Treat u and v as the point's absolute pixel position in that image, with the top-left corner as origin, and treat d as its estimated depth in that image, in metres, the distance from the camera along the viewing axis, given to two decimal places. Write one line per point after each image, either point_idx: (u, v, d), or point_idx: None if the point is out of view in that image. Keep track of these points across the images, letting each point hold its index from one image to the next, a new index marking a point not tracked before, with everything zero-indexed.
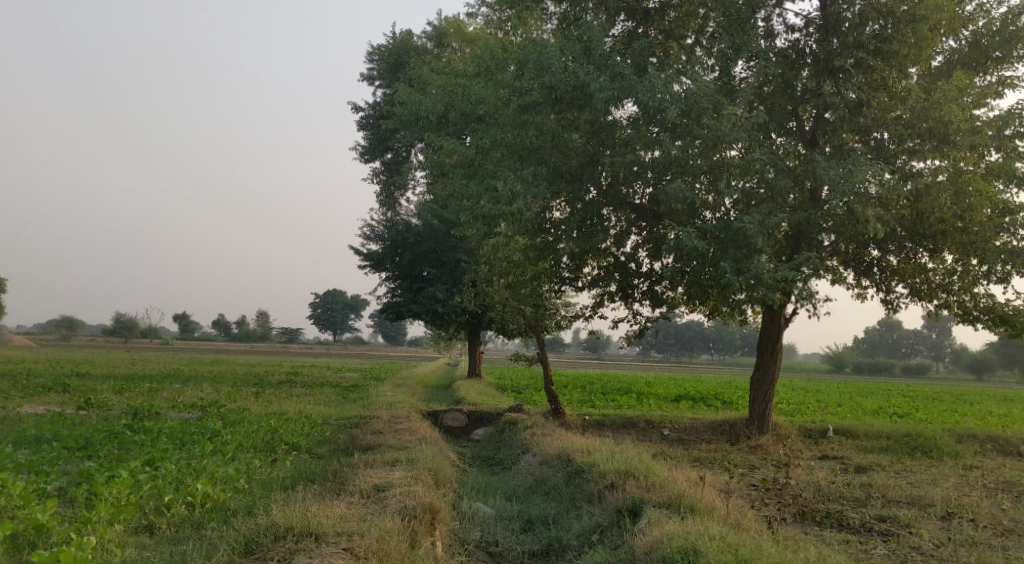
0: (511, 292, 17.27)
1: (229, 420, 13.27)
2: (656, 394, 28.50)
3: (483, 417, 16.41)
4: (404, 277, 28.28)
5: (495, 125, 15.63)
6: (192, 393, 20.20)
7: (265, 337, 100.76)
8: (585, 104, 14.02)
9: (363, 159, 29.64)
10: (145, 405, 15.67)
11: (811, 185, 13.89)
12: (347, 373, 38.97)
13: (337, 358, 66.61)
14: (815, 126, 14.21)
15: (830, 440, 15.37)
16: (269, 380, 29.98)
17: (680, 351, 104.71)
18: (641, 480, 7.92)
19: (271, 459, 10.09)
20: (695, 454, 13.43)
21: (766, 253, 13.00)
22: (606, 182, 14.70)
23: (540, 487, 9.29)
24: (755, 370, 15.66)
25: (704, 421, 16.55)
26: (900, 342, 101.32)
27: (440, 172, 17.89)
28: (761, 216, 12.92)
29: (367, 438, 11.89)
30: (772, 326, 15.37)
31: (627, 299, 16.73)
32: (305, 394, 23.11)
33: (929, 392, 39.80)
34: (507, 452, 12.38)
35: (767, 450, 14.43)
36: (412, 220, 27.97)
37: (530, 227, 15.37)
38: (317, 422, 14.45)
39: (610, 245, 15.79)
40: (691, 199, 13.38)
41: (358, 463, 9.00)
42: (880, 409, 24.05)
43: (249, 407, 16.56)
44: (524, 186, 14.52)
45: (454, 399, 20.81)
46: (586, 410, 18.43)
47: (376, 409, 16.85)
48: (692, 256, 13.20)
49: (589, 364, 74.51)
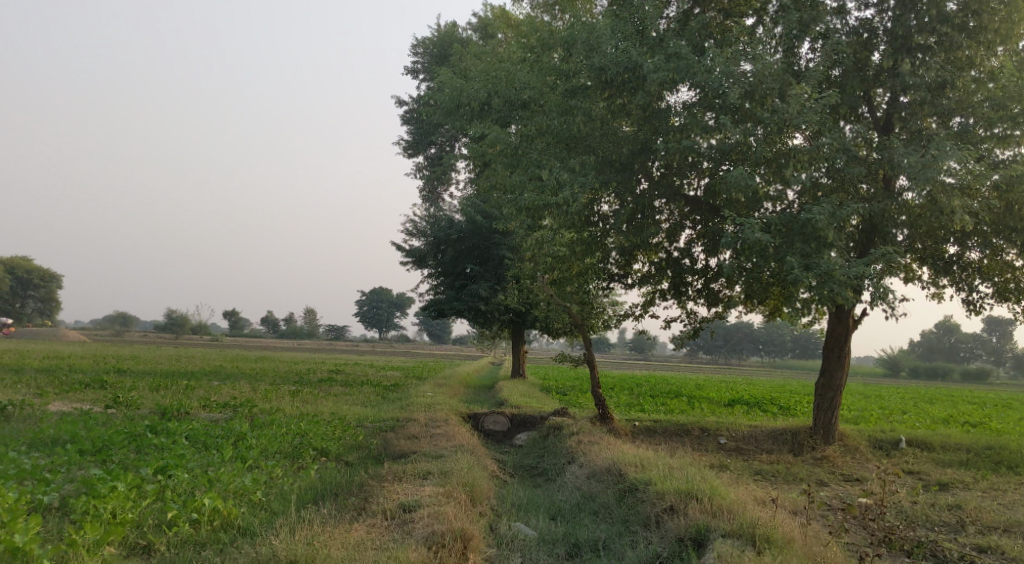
0: (556, 289, 16.35)
1: (258, 422, 12.63)
2: (707, 397, 27.24)
3: (526, 422, 15.53)
4: (446, 274, 27.54)
5: (541, 112, 14.75)
6: (228, 392, 19.70)
7: (312, 334, 101.39)
8: (638, 87, 13.05)
9: (406, 154, 29.03)
10: (176, 404, 15.16)
11: (887, 174, 12.70)
12: (389, 372, 38.44)
13: (380, 355, 66.36)
14: (890, 110, 12.96)
15: (904, 453, 14.08)
16: (309, 379, 29.53)
17: (728, 352, 102.38)
18: (706, 503, 6.97)
19: (296, 467, 9.37)
20: (755, 466, 12.31)
21: (836, 247, 11.85)
22: (658, 171, 13.86)
23: (588, 504, 8.39)
24: (820, 376, 14.52)
25: (764, 430, 15.39)
26: (959, 346, 97.53)
27: (482, 164, 17.09)
28: (832, 207, 11.79)
29: (401, 444, 11.09)
30: (839, 328, 14.23)
31: (680, 297, 15.73)
32: (343, 393, 22.49)
33: (996, 401, 37.59)
34: (551, 462, 11.46)
35: (834, 462, 13.23)
36: (455, 216, 27.21)
37: (577, 220, 14.47)
38: (351, 424, 13.74)
39: (662, 240, 14.82)
40: (753, 189, 12.31)
41: (386, 474, 8.20)
42: (949, 418, 22.48)
43: (283, 407, 15.97)
44: (571, 176, 13.62)
45: (496, 401, 19.96)
46: (635, 415, 17.39)
47: (413, 410, 16.09)
48: (754, 251, 12.14)
49: (635, 365, 73.07)
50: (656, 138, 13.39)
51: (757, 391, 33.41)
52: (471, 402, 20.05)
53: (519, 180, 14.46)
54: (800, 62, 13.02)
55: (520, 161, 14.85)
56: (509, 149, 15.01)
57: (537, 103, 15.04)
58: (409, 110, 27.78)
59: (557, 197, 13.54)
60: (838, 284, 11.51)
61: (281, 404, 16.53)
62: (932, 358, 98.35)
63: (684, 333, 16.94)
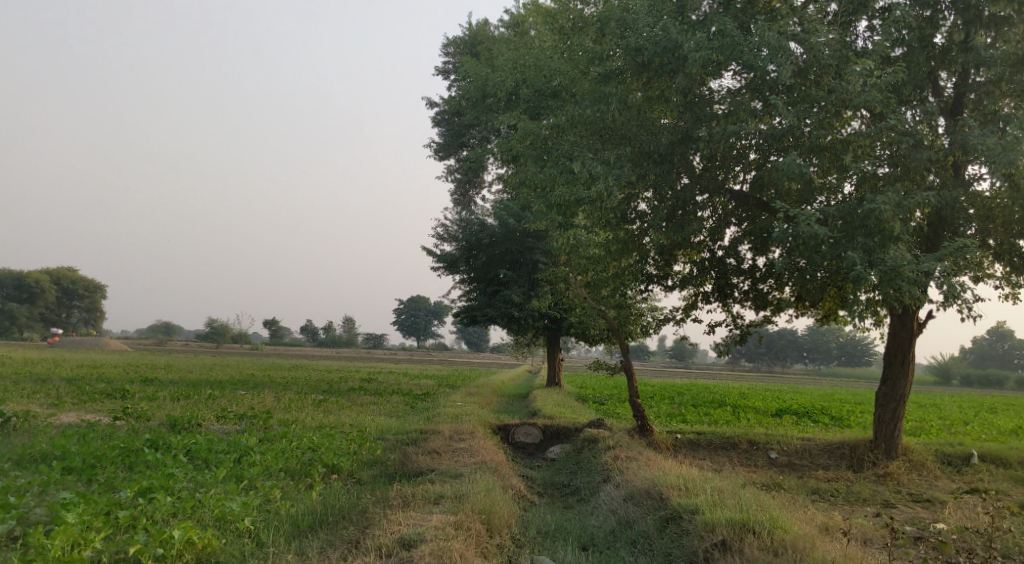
0: (591, 292, 15.27)
1: (270, 435, 11.79)
2: (752, 406, 25.79)
3: (560, 434, 14.48)
4: (479, 279, 26.58)
5: (572, 101, 13.73)
6: (250, 402, 18.97)
7: (349, 342, 101.33)
8: (678, 69, 11.98)
9: (437, 156, 28.19)
10: (190, 415, 14.42)
11: (958, 161, 11.34)
12: (423, 380, 37.66)
13: (415, 364, 65.71)
14: (958, 90, 11.53)
15: (977, 469, 12.69)
16: (339, 388, 28.77)
17: (771, 360, 99.82)
18: (766, 539, 5.95)
19: (299, 488, 8.51)
20: (811, 484, 11.10)
21: (903, 240, 10.58)
22: (700, 164, 12.79)
23: (626, 532, 7.34)
24: (881, 384, 13.26)
25: (818, 443, 14.12)
26: (1012, 352, 93.87)
27: (512, 159, 16.10)
28: (899, 195, 10.51)
29: (419, 460, 10.12)
30: (902, 332, 12.96)
31: (725, 299, 14.61)
32: (371, 404, 21.65)
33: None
34: (585, 480, 10.34)
35: (899, 479, 11.93)
36: (487, 219, 26.27)
37: (612, 217, 13.44)
38: (370, 438, 12.83)
39: (705, 238, 13.72)
40: (807, 178, 11.12)
41: (394, 497, 7.29)
42: (1017, 430, 20.77)
43: (305, 418, 15.17)
44: (604, 168, 12.60)
45: (530, 411, 18.90)
46: (677, 427, 16.21)
47: (439, 421, 15.11)
48: (808, 246, 10.96)
49: (674, 372, 71.37)
50: (698, 127, 12.30)
51: (804, 400, 31.81)
52: (502, 412, 19.01)
53: (549, 175, 13.45)
54: (857, 40, 11.77)
55: (550, 155, 13.83)
56: (539, 142, 13.99)
57: (569, 91, 14.00)
58: (440, 111, 26.97)
59: (590, 192, 12.54)
60: (907, 281, 10.24)
61: (302, 415, 15.74)
62: (986, 365, 94.63)
63: (731, 339, 15.75)
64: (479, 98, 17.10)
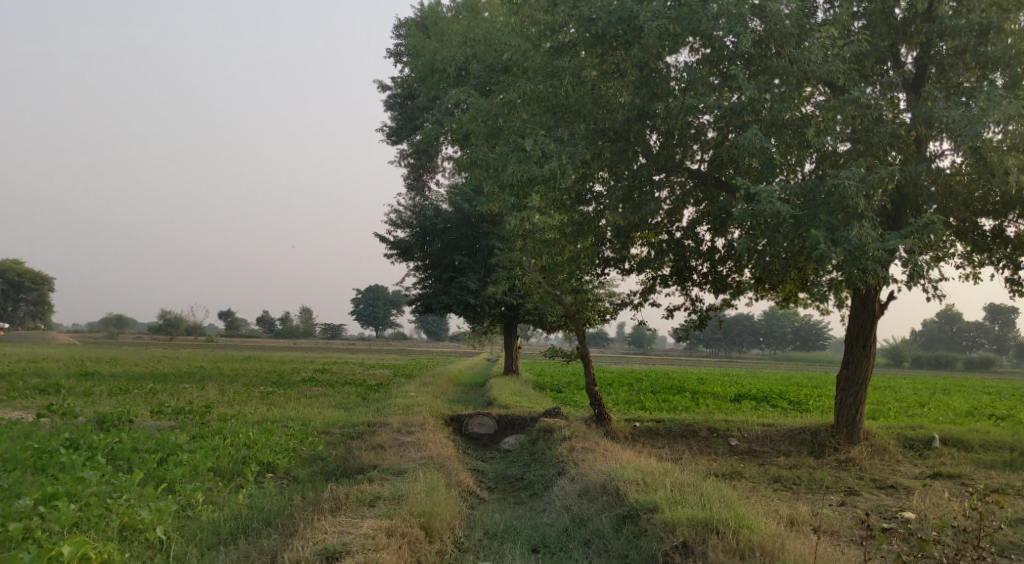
0: (546, 277, 14.70)
1: (204, 432, 11.03)
2: (710, 392, 25.61)
3: (515, 424, 13.94)
4: (434, 267, 25.84)
5: (523, 77, 13.13)
6: (192, 395, 18.07)
7: (307, 333, 99.71)
8: (633, 40, 11.47)
9: (389, 141, 27.35)
10: (122, 411, 13.55)
11: (920, 135, 11.00)
12: (378, 370, 36.95)
13: (371, 354, 64.69)
14: (922, 62, 11.06)
15: (939, 453, 12.46)
16: (291, 379, 27.86)
17: (728, 345, 100.69)
18: (732, 541, 5.49)
19: (227, 490, 7.84)
20: (773, 473, 10.73)
21: (867, 218, 10.19)
22: (656, 143, 12.34)
23: (580, 531, 6.82)
24: (842, 367, 12.97)
25: (778, 429, 13.79)
26: (959, 335, 96.04)
27: (463, 139, 15.44)
28: (862, 170, 10.11)
29: (362, 456, 9.49)
30: (863, 314, 12.65)
31: (684, 281, 14.21)
32: (321, 395, 20.86)
33: (1000, 392, 36.01)
34: (539, 473, 9.79)
35: (861, 465, 11.63)
36: (441, 204, 25.52)
37: (567, 198, 12.91)
38: (314, 432, 12.13)
39: (662, 219, 13.28)
40: (767, 153, 10.70)
41: (327, 499, 6.66)
42: (973, 411, 20.82)
43: (247, 412, 14.40)
44: (558, 146, 12.03)
45: (485, 401, 18.33)
46: (635, 414, 15.77)
47: (389, 413, 14.46)
48: (769, 226, 10.54)
49: (631, 358, 71.46)
50: (655, 102, 11.80)
51: (762, 384, 31.76)
52: (457, 402, 18.43)
53: (500, 154, 12.85)
54: (817, 10, 11.34)
55: (501, 132, 13.23)
56: (491, 118, 13.37)
57: (521, 66, 13.41)
58: (392, 93, 26.14)
59: (542, 171, 11.96)
60: (872, 260, 9.84)
61: (245, 409, 14.96)
62: (935, 348, 96.77)
63: (689, 324, 15.35)
64: (429, 75, 16.37)
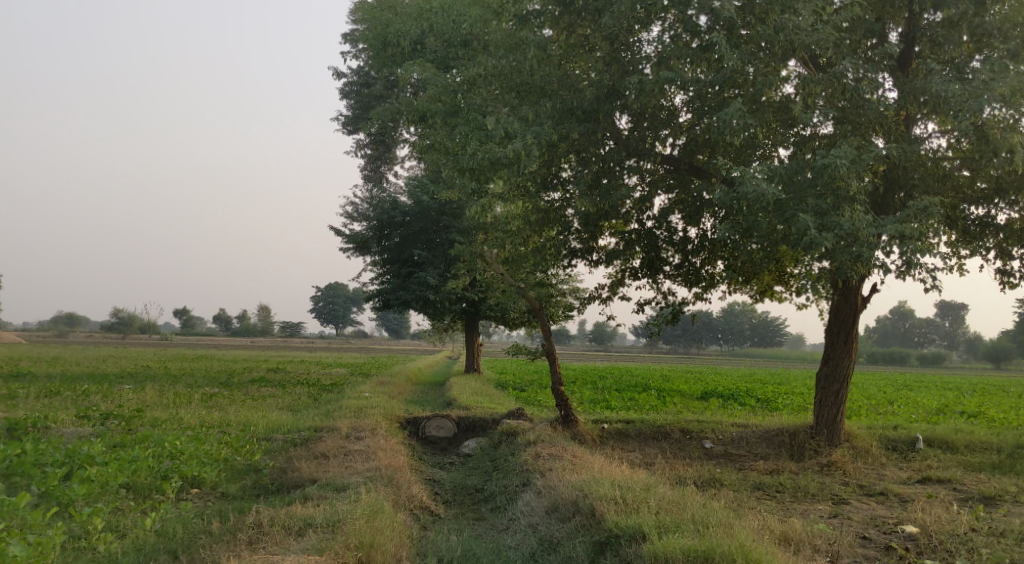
0: (508, 269, 13.73)
1: (126, 440, 9.85)
2: (677, 390, 24.89)
3: (476, 427, 12.96)
4: (392, 261, 24.68)
5: (484, 51, 12.16)
6: (125, 398, 16.70)
7: (265, 331, 97.46)
8: (604, 10, 10.58)
9: (344, 130, 26.10)
10: (39, 416, 12.24)
11: (910, 114, 10.29)
12: (335, 368, 35.52)
13: (327, 352, 63.16)
14: (911, 36, 10.36)
15: (925, 456, 11.76)
16: (241, 379, 26.49)
17: (689, 342, 100.87)
18: None
19: (138, 512, 6.74)
20: (753, 479, 9.92)
21: (858, 202, 9.38)
22: (626, 126, 11.49)
23: (549, 559, 5.93)
24: (822, 365, 12.21)
25: (754, 429, 13.02)
26: (913, 331, 97.53)
27: (419, 119, 14.37)
28: (853, 150, 9.29)
29: (302, 467, 8.46)
30: (845, 308, 11.88)
31: (655, 274, 13.36)
32: (271, 396, 19.63)
33: (954, 386, 36.33)
34: (500, 484, 8.81)
35: (845, 469, 10.88)
36: (400, 196, 24.40)
37: (531, 184, 11.97)
38: (253, 439, 11.00)
39: (632, 208, 12.40)
40: (748, 132, 9.88)
41: (249, 527, 5.67)
42: (943, 408, 20.39)
43: (182, 417, 13.18)
44: (522, 126, 11.10)
45: (444, 402, 17.32)
46: (603, 415, 14.88)
47: (338, 416, 13.37)
48: (750, 212, 9.72)
49: (592, 356, 70.89)
50: (627, 79, 10.93)
51: (726, 382, 31.27)
52: (413, 403, 17.34)
53: (459, 134, 11.86)
54: None
55: (460, 111, 12.23)
56: (448, 95, 12.39)
57: (481, 41, 12.45)
58: (347, 80, 24.91)
59: (504, 153, 11.03)
60: (865, 246, 9.01)
61: (181, 413, 13.73)
62: (890, 344, 98.14)
63: (660, 318, 14.51)
64: (382, 49, 15.25)
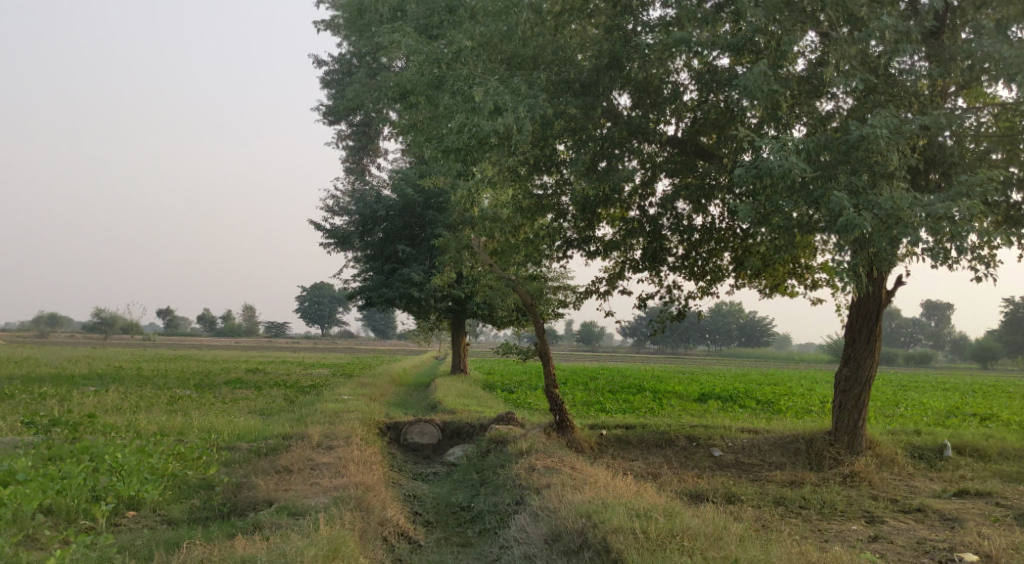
0: (498, 261, 12.57)
1: (60, 451, 8.61)
2: (674, 391, 23.80)
3: (461, 433, 11.78)
4: (374, 258, 23.44)
5: (472, 18, 11.02)
6: (81, 402, 15.34)
7: (250, 332, 95.64)
8: None
9: (326, 120, 24.90)
10: None
11: (947, 86, 9.25)
12: (317, 369, 34.15)
13: (309, 351, 61.78)
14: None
15: (956, 465, 10.73)
16: (216, 381, 25.12)
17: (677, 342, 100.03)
18: None
19: (50, 546, 5.55)
20: (774, 493, 8.83)
21: (894, 182, 8.30)
22: (629, 100, 10.39)
23: None
24: (841, 365, 11.13)
25: (767, 436, 11.91)
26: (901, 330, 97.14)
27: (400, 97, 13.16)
28: (892, 120, 8.31)
29: (260, 484, 7.29)
30: (868, 302, 10.82)
31: (658, 266, 12.25)
32: (243, 399, 18.29)
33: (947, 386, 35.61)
34: (491, 502, 7.69)
35: (873, 481, 9.80)
36: (384, 189, 23.23)
37: (523, 165, 10.84)
38: (212, 449, 9.76)
39: (635, 193, 11.28)
40: (769, 103, 8.80)
41: None
42: (953, 410, 19.45)
43: (138, 423, 11.87)
44: (514, 98, 9.99)
45: (429, 405, 16.09)
46: (600, 420, 13.73)
47: (311, 422, 12.12)
48: (772, 192, 8.62)
49: (579, 356, 69.73)
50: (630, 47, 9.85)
51: (721, 383, 30.31)
52: (395, 407, 16.08)
53: (443, 109, 10.71)
54: None
55: (445, 85, 11.07)
56: (432, 67, 11.19)
57: (468, 7, 11.28)
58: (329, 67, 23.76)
59: (494, 129, 9.91)
60: (908, 229, 7.95)
61: (138, 419, 12.42)
62: None
63: (663, 315, 13.41)
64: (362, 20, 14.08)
